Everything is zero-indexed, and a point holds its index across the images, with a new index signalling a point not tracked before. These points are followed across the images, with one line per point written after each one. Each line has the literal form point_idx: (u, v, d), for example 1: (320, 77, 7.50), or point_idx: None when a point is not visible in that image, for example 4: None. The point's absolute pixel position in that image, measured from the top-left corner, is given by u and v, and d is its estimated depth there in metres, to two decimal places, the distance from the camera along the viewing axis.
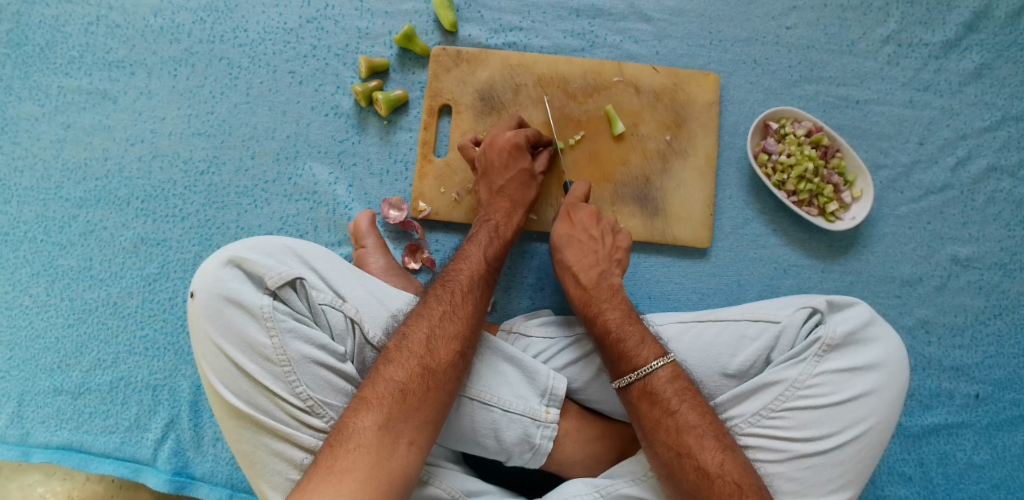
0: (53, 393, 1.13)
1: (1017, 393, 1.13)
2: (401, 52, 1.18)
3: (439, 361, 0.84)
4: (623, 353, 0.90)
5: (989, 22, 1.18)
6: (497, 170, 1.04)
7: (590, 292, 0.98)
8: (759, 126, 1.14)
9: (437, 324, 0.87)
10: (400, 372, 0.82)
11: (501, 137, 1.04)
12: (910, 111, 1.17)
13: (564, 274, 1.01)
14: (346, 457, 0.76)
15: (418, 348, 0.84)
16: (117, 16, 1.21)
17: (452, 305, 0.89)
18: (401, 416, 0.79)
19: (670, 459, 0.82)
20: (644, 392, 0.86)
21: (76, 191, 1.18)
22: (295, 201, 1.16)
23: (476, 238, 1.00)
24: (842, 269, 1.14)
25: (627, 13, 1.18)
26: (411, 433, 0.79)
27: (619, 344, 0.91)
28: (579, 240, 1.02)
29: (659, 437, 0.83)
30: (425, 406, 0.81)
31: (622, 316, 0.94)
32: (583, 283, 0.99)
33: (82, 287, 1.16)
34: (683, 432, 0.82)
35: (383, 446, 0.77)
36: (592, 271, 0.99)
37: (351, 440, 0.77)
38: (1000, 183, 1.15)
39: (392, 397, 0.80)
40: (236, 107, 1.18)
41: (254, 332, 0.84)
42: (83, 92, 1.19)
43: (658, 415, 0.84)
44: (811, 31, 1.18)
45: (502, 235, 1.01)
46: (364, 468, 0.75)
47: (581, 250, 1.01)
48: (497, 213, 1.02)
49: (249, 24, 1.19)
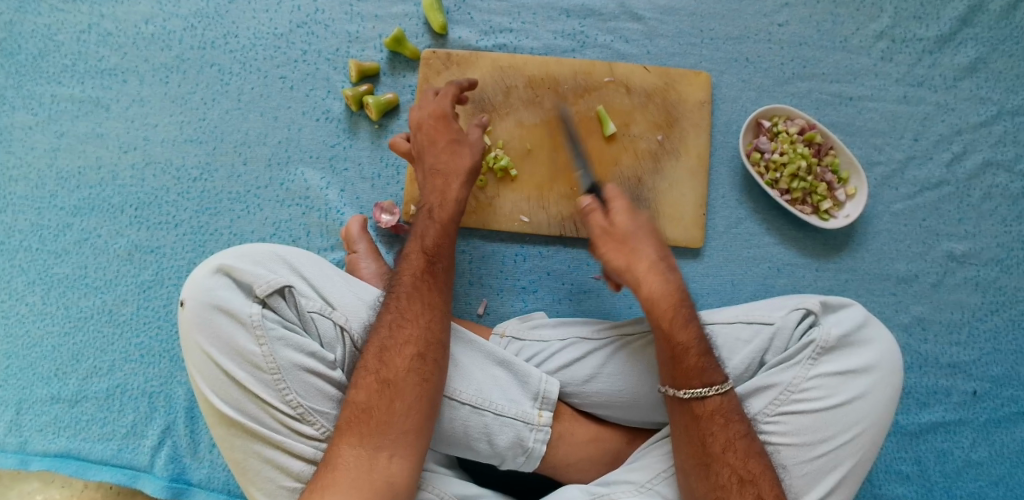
0: (51, 401, 1.14)
1: (1015, 389, 1.12)
2: (392, 55, 1.18)
3: (395, 371, 0.83)
4: (704, 366, 0.85)
5: (983, 16, 1.17)
6: (436, 156, 1.01)
7: (677, 297, 0.89)
8: (751, 124, 1.13)
9: (386, 336, 0.85)
10: (360, 392, 0.82)
11: (427, 112, 1.02)
12: (904, 107, 1.16)
13: (652, 272, 0.90)
14: (325, 477, 0.77)
15: (372, 364, 0.83)
16: (109, 24, 1.21)
17: (399, 311, 0.87)
18: (376, 433, 0.79)
19: (729, 484, 0.80)
20: (719, 409, 0.84)
21: (70, 199, 1.18)
22: (288, 207, 1.16)
23: (416, 233, 0.96)
24: (837, 267, 1.13)
25: (618, 13, 1.18)
26: (388, 445, 0.79)
27: (702, 356, 0.86)
28: (651, 233, 0.94)
29: (727, 458, 0.81)
30: (395, 417, 0.80)
31: (699, 329, 0.88)
32: (673, 283, 0.90)
33: (78, 295, 1.17)
34: (751, 458, 0.82)
35: (361, 462, 0.78)
36: (677, 272, 0.92)
37: (329, 463, 0.78)
38: (996, 178, 1.15)
39: (359, 418, 0.80)
40: (228, 113, 1.19)
41: (244, 341, 0.84)
42: (76, 100, 1.20)
43: (729, 436, 0.83)
44: (802, 28, 1.17)
45: (439, 221, 0.97)
46: (344, 484, 0.76)
47: (661, 245, 0.93)
48: (431, 197, 0.98)
49: (240, 30, 1.20)
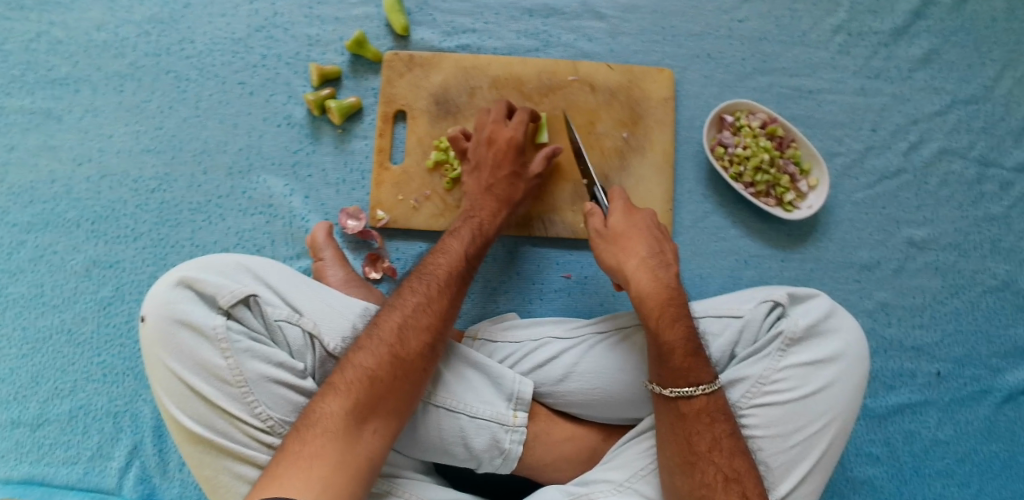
0: (10, 426, 1.10)
1: (976, 369, 1.15)
2: (353, 58, 1.16)
3: (409, 351, 0.83)
4: (694, 365, 0.85)
5: (934, 8, 1.20)
6: (488, 167, 1.05)
7: (669, 293, 0.91)
8: (714, 119, 1.14)
9: (410, 315, 0.86)
10: (369, 359, 0.81)
11: (500, 135, 1.05)
12: (862, 98, 1.18)
13: (641, 268, 0.93)
14: (312, 441, 0.74)
15: (389, 336, 0.84)
16: (59, 32, 1.17)
17: (427, 296, 0.89)
18: (371, 404, 0.78)
19: (715, 482, 0.81)
20: (705, 409, 0.84)
21: (23, 215, 1.14)
22: (251, 216, 1.13)
23: (458, 233, 0.99)
24: (802, 257, 1.15)
25: (580, 12, 1.18)
26: (378, 421, 0.78)
27: (692, 356, 0.85)
28: (647, 234, 0.96)
29: (711, 458, 0.82)
30: (392, 395, 0.80)
31: (690, 328, 0.88)
32: (661, 280, 0.92)
33: (34, 314, 1.13)
34: (736, 457, 0.82)
35: (350, 432, 0.76)
36: (670, 270, 0.93)
37: (317, 424, 0.76)
38: (951, 164, 1.18)
39: (360, 383, 0.79)
40: (186, 122, 1.16)
41: (209, 354, 0.82)
42: (26, 112, 1.16)
43: (714, 435, 0.83)
44: (762, 23, 1.19)
45: (484, 232, 1.01)
46: (331, 453, 0.74)
47: (656, 246, 0.96)
48: (482, 210, 1.03)
49: (196, 36, 1.17)
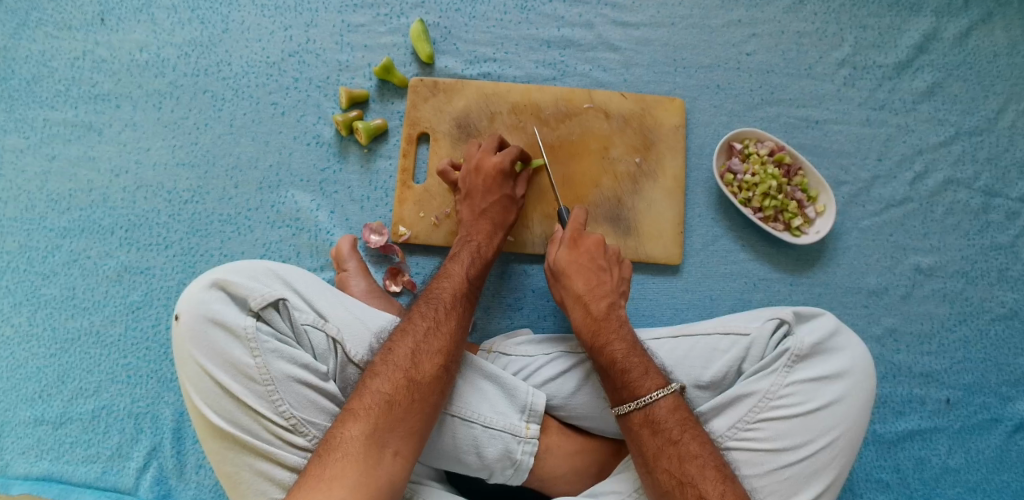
0: (34, 423, 1.14)
1: (986, 396, 1.16)
2: (380, 83, 1.23)
3: (424, 374, 0.87)
4: (628, 382, 0.92)
5: (938, 43, 1.25)
6: (479, 194, 1.08)
7: (600, 322, 1.00)
8: (724, 147, 1.18)
9: (421, 341, 0.90)
10: (385, 384, 0.85)
11: (486, 161, 1.09)
12: (867, 129, 1.23)
13: (574, 305, 1.03)
14: (335, 466, 0.78)
15: (403, 362, 0.87)
16: (103, 51, 1.25)
17: (436, 321, 0.93)
18: (389, 427, 0.82)
19: (671, 488, 0.84)
20: (645, 420, 0.89)
21: (60, 221, 1.20)
22: (278, 228, 1.19)
23: (458, 257, 1.04)
24: (810, 281, 1.18)
25: (595, 44, 1.24)
26: (396, 443, 0.82)
27: (624, 374, 0.93)
28: (586, 269, 1.05)
29: (661, 465, 0.86)
30: (409, 417, 0.84)
31: (628, 348, 0.96)
32: (593, 312, 1.01)
33: (64, 316, 1.17)
34: (685, 462, 0.85)
35: (371, 454, 0.80)
36: (603, 301, 1.02)
37: (338, 450, 0.80)
38: (957, 194, 1.21)
39: (378, 408, 0.83)
40: (220, 138, 1.22)
41: (238, 353, 0.86)
42: (68, 125, 1.23)
43: (660, 443, 0.87)
44: (769, 56, 1.24)
45: (483, 255, 1.05)
46: (352, 476, 0.78)
47: (591, 279, 1.04)
48: (479, 234, 1.07)
49: (233, 59, 1.24)
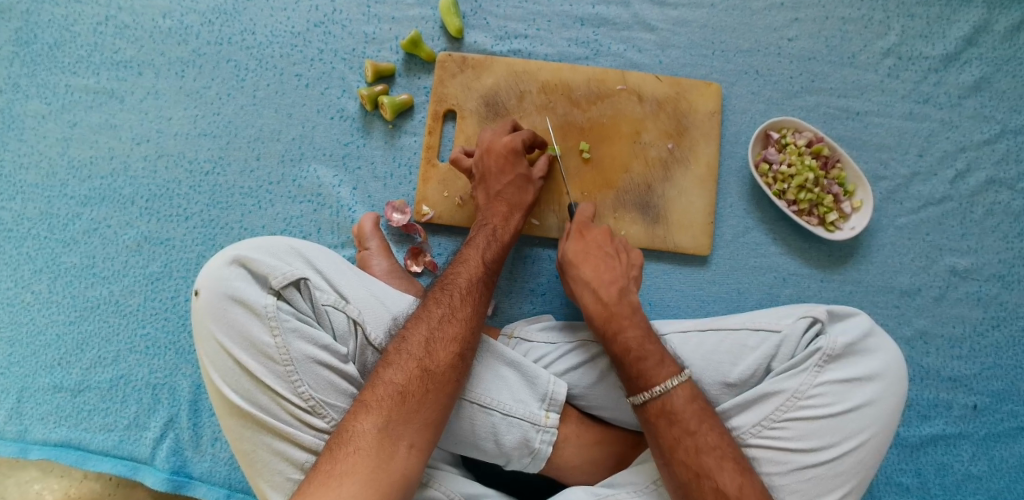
0: (52, 390, 1.14)
1: (1015, 404, 1.14)
2: (408, 57, 1.19)
3: (437, 363, 0.85)
4: (643, 372, 0.89)
5: (988, 37, 1.19)
6: (493, 176, 1.05)
7: (611, 309, 0.96)
8: (760, 135, 1.14)
9: (435, 328, 0.88)
10: (399, 375, 0.83)
11: (498, 142, 1.05)
12: (910, 123, 1.18)
13: (583, 291, 0.99)
14: (346, 460, 0.77)
15: (417, 351, 0.86)
16: (126, 16, 1.22)
17: (451, 307, 0.91)
18: (402, 419, 0.81)
19: (688, 480, 0.83)
20: (662, 411, 0.87)
21: (81, 189, 1.18)
22: (299, 203, 1.17)
23: (473, 242, 1.01)
24: (841, 279, 1.15)
25: (631, 23, 1.19)
26: (411, 435, 0.81)
27: (640, 362, 0.90)
28: (596, 256, 1.01)
29: (678, 456, 0.84)
30: (423, 409, 0.82)
31: (643, 335, 0.93)
32: (603, 299, 0.97)
33: (84, 284, 1.16)
34: (703, 453, 0.84)
35: (384, 448, 0.79)
36: (613, 287, 0.98)
37: (350, 443, 0.79)
38: (998, 195, 1.17)
39: (391, 399, 0.81)
40: (243, 109, 1.19)
41: (258, 332, 0.84)
42: (90, 91, 1.20)
43: (677, 434, 0.85)
44: (813, 43, 1.19)
45: (500, 238, 1.02)
46: (364, 471, 0.77)
47: (599, 265, 1.00)
48: (494, 217, 1.04)
49: (257, 27, 1.21)
